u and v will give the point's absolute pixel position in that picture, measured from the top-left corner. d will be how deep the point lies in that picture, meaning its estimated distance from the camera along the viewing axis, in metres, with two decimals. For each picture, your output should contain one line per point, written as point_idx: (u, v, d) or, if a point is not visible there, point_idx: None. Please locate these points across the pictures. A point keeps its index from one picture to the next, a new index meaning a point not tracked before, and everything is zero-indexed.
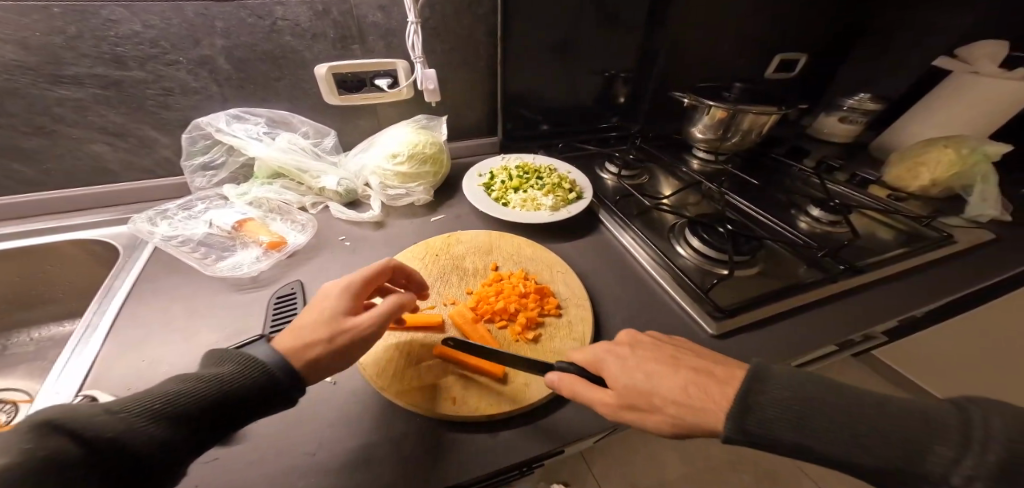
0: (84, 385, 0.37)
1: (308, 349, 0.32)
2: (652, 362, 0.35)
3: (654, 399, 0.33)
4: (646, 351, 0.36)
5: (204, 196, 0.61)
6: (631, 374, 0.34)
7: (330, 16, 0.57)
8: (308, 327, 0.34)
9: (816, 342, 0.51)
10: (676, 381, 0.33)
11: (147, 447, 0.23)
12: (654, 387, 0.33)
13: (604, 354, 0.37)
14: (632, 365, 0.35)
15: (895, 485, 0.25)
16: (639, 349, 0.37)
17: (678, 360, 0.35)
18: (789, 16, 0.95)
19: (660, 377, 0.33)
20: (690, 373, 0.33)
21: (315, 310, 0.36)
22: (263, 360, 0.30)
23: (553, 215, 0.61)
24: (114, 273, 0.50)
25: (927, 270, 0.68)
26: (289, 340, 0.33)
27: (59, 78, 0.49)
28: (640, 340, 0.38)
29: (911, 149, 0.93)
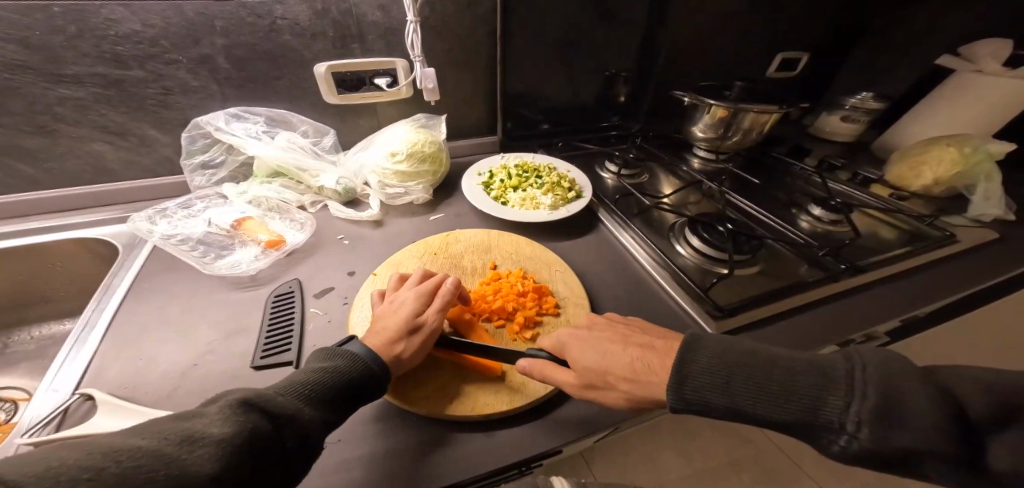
0: (82, 383, 0.37)
1: (393, 347, 0.37)
2: (607, 342, 0.38)
3: (609, 373, 0.36)
4: (602, 331, 0.40)
5: (203, 195, 0.61)
6: (588, 353, 0.37)
7: (329, 16, 0.57)
8: (389, 329, 0.38)
9: (817, 342, 0.51)
10: (629, 356, 0.36)
11: (280, 429, 0.26)
12: (609, 362, 0.36)
13: (565, 337, 0.40)
14: (588, 345, 0.38)
15: (841, 450, 0.27)
16: (594, 329, 0.40)
17: (628, 338, 0.39)
18: (790, 14, 0.94)
19: (616, 353, 0.36)
20: (638, 349, 0.37)
21: (391, 313, 0.40)
22: (360, 356, 0.34)
23: (553, 214, 0.61)
24: (114, 272, 0.50)
25: (929, 270, 0.68)
26: (376, 341, 0.37)
27: (59, 77, 0.49)
28: (596, 320, 0.42)
29: (913, 148, 0.92)
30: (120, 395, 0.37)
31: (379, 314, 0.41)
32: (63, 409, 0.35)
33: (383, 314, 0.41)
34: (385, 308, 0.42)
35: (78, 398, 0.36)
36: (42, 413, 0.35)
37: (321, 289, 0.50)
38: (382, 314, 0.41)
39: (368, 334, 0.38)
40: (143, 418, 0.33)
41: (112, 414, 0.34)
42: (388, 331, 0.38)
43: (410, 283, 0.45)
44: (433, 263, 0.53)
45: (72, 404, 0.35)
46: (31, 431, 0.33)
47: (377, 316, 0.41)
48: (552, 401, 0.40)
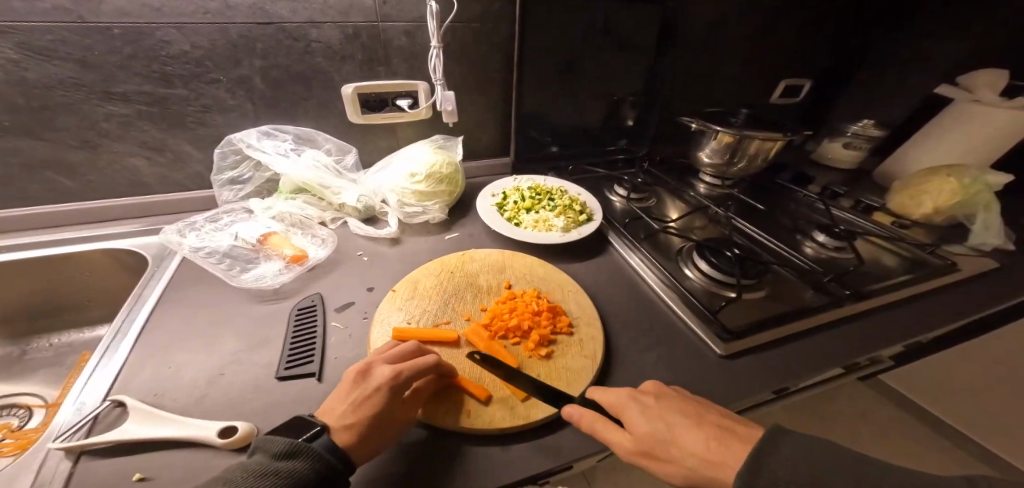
0: (111, 390, 0.39)
1: (366, 444, 0.33)
2: (675, 414, 0.34)
3: (671, 444, 0.33)
4: (670, 401, 0.36)
5: (230, 209, 0.63)
6: (650, 420, 0.34)
7: (359, 40, 0.60)
8: (365, 422, 0.33)
9: (823, 365, 0.52)
10: (692, 440, 0.32)
11: None
12: (670, 438, 0.33)
13: (625, 402, 0.37)
14: (653, 413, 0.35)
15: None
16: (665, 398, 0.37)
17: (700, 416, 0.35)
18: (793, 45, 0.99)
19: (676, 435, 0.33)
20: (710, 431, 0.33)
21: (369, 399, 0.35)
22: (321, 454, 0.30)
23: (564, 236, 0.63)
24: (144, 281, 0.52)
25: (932, 296, 0.69)
26: (348, 439, 0.32)
27: (109, 94, 0.52)
28: (663, 391, 0.38)
29: (912, 177, 0.95)
30: (148, 402, 0.38)
31: (351, 393, 0.36)
32: (94, 415, 0.36)
33: (358, 399, 0.35)
34: (361, 388, 0.36)
35: (109, 404, 0.37)
36: (74, 418, 0.36)
37: (341, 304, 0.51)
38: (356, 397, 0.35)
39: (336, 425, 0.33)
40: (172, 425, 0.35)
41: (141, 421, 0.35)
42: (363, 425, 0.33)
43: (394, 355, 0.39)
44: (450, 282, 0.55)
45: (101, 411, 0.37)
46: (63, 436, 0.34)
47: (357, 398, 0.35)
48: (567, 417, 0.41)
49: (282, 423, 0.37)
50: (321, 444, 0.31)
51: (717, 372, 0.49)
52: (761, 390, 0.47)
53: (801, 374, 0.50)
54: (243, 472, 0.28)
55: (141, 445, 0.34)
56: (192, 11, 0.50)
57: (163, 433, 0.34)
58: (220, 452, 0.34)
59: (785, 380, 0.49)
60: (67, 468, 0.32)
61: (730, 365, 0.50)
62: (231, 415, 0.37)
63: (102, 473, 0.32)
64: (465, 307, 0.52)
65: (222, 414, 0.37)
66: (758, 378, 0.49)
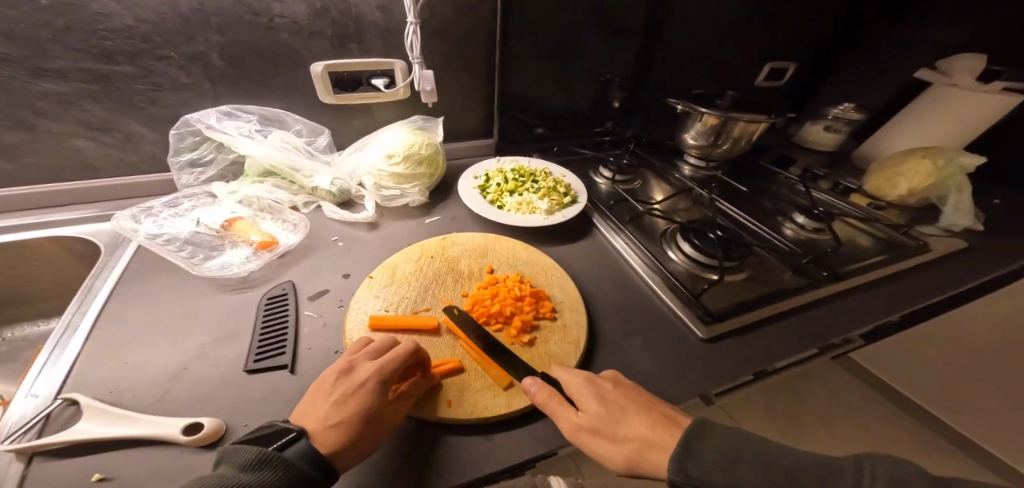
0: (63, 388, 0.36)
1: (352, 443, 0.31)
2: (628, 401, 0.36)
3: (620, 429, 0.34)
4: (624, 390, 0.37)
5: (190, 193, 0.59)
6: (606, 405, 0.35)
7: (328, 15, 0.55)
8: (352, 421, 0.32)
9: (800, 347, 0.53)
10: (641, 426, 0.34)
11: None
12: (620, 421, 0.34)
13: (583, 383, 0.37)
14: (610, 398, 0.36)
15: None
16: (620, 386, 0.37)
17: (646, 402, 0.36)
18: (781, 26, 0.97)
19: (629, 419, 0.34)
20: (657, 416, 0.35)
21: (354, 397, 0.33)
22: (296, 459, 0.28)
23: (548, 219, 0.61)
24: (97, 271, 0.48)
25: (904, 276, 0.72)
26: (333, 442, 0.30)
27: (42, 71, 0.47)
28: (621, 378, 0.39)
29: (889, 160, 0.97)
30: (105, 400, 0.35)
31: (333, 392, 0.34)
32: (45, 415, 0.33)
33: (342, 399, 0.33)
34: (344, 387, 0.34)
35: (61, 403, 0.34)
36: (21, 419, 0.33)
37: (315, 292, 0.49)
38: (340, 396, 0.33)
39: (319, 428, 0.31)
40: (131, 425, 0.32)
41: (98, 420, 0.33)
42: (348, 423, 0.31)
43: (376, 350, 0.38)
44: (429, 267, 0.53)
45: (54, 410, 0.34)
46: (10, 437, 0.31)
47: (337, 397, 0.33)
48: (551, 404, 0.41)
49: (254, 419, 0.35)
50: (293, 452, 0.29)
51: (699, 356, 0.49)
52: (742, 373, 0.47)
53: (778, 355, 0.51)
54: (204, 485, 0.25)
55: (101, 444, 0.32)
56: None
57: (122, 433, 0.32)
58: (186, 450, 0.32)
59: (765, 361, 0.50)
60: (18, 471, 0.30)
61: (711, 347, 0.50)
62: (196, 413, 0.35)
63: (56, 476, 0.30)
64: (445, 293, 0.50)
65: (187, 412, 0.35)
66: (739, 360, 0.49)
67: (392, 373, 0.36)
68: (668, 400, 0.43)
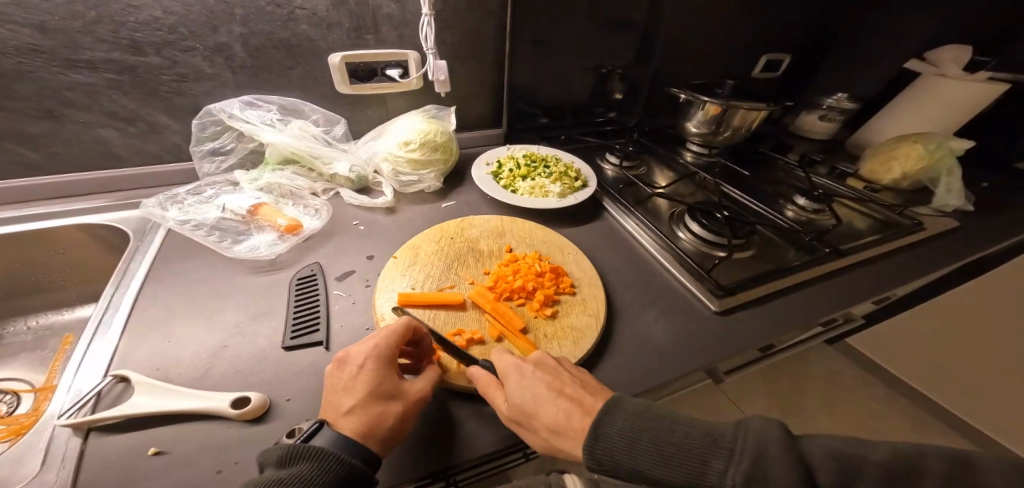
0: (111, 367, 0.37)
1: (378, 423, 0.31)
2: (543, 386, 0.34)
3: (531, 418, 0.33)
4: (545, 373, 0.36)
5: (212, 182, 0.60)
6: (521, 390, 0.34)
7: (346, 6, 0.57)
8: (364, 401, 0.32)
9: (805, 319, 0.56)
10: (550, 413, 0.32)
11: None
12: (532, 412, 0.33)
13: (508, 368, 0.36)
14: (526, 383, 0.35)
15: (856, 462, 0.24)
16: (540, 369, 0.36)
17: (561, 385, 0.34)
18: (778, 17, 0.99)
19: (538, 409, 0.33)
20: (568, 401, 0.33)
21: (360, 381, 0.33)
22: (323, 449, 0.29)
23: (562, 201, 0.63)
24: (129, 256, 0.49)
25: (899, 253, 0.75)
26: (354, 425, 0.31)
27: (73, 62, 0.48)
28: (544, 360, 0.37)
29: (883, 145, 1.00)
30: (153, 377, 0.36)
31: (338, 383, 0.34)
32: (96, 392, 0.34)
33: (348, 386, 0.33)
34: (348, 375, 0.34)
35: (110, 380, 0.35)
36: (75, 395, 0.34)
37: (342, 273, 0.50)
38: (346, 384, 0.34)
39: (339, 417, 0.32)
40: (179, 399, 0.34)
41: (150, 394, 0.34)
42: (365, 405, 0.32)
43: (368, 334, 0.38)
44: (450, 247, 0.55)
45: (104, 387, 0.35)
46: (67, 413, 0.33)
47: (345, 386, 0.34)
48: None
49: (296, 392, 0.37)
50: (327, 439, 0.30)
51: (713, 327, 0.51)
52: (753, 342, 0.50)
53: (786, 326, 0.53)
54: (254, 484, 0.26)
55: (152, 418, 0.33)
56: None
57: (174, 407, 0.33)
58: (234, 423, 0.33)
59: (776, 331, 0.52)
60: (77, 445, 0.31)
61: (723, 319, 0.53)
62: (242, 386, 0.36)
63: (114, 448, 0.31)
64: (468, 271, 0.52)
65: (233, 384, 0.37)
66: (750, 330, 0.52)
67: (391, 348, 0.36)
68: (685, 368, 0.45)
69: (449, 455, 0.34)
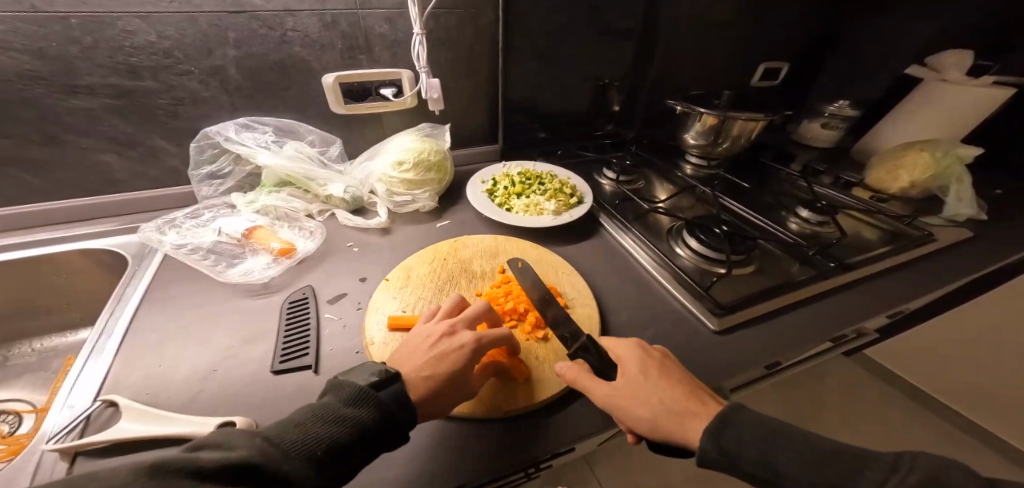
0: (101, 391, 0.37)
1: (435, 400, 0.34)
2: (656, 382, 0.37)
3: (639, 404, 0.35)
4: (654, 369, 0.38)
5: (210, 205, 0.61)
6: (633, 382, 0.37)
7: (338, 27, 0.58)
8: (430, 380, 0.34)
9: (810, 338, 0.53)
10: (658, 406, 0.35)
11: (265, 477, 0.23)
12: (637, 400, 0.35)
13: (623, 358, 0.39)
14: (640, 376, 0.37)
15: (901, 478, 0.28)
16: (647, 365, 0.38)
17: (671, 384, 0.37)
18: (775, 25, 0.99)
19: (647, 399, 0.35)
20: (672, 400, 0.35)
21: (450, 357, 0.36)
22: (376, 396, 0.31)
23: (557, 219, 0.63)
24: (126, 281, 0.50)
25: (910, 266, 0.72)
26: (423, 394, 0.33)
27: (72, 88, 0.50)
28: (650, 357, 0.39)
29: (889, 153, 0.98)
30: (142, 401, 0.36)
31: (413, 351, 0.37)
32: (85, 416, 0.34)
33: (437, 355, 0.36)
34: (427, 348, 0.37)
35: (100, 404, 0.35)
36: (65, 419, 0.34)
37: (334, 295, 0.50)
38: (435, 354, 0.36)
39: (414, 377, 0.34)
40: (164, 422, 0.33)
41: (137, 418, 0.34)
42: (439, 380, 0.34)
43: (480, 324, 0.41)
44: (443, 269, 0.54)
45: (93, 411, 0.35)
46: (55, 438, 0.33)
47: (432, 354, 0.36)
48: (569, 397, 0.41)
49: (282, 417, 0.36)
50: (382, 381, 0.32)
51: (712, 347, 0.50)
52: (755, 363, 0.48)
53: (789, 345, 0.52)
54: (303, 409, 0.29)
55: (138, 444, 0.33)
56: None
57: (161, 431, 0.33)
58: None
59: (780, 350, 0.50)
60: (63, 470, 0.31)
61: (723, 339, 0.51)
62: (228, 411, 0.36)
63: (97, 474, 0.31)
64: (460, 293, 0.51)
65: (219, 409, 0.36)
66: (752, 350, 0.50)
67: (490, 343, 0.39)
68: None
69: (442, 479, 0.32)
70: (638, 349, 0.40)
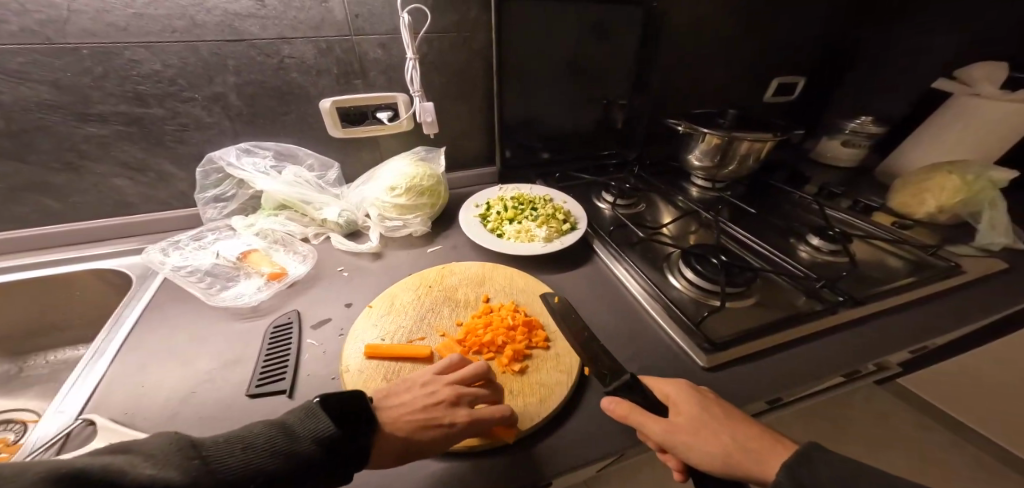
0: (85, 409, 0.38)
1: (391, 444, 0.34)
2: (717, 423, 0.36)
3: (706, 442, 0.35)
4: (709, 409, 0.37)
5: (213, 227, 0.64)
6: (694, 423, 0.36)
7: (333, 54, 0.60)
8: (403, 446, 0.34)
9: (814, 378, 0.50)
10: (727, 444, 0.34)
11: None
12: (706, 438, 0.35)
13: (677, 396, 0.39)
14: (700, 417, 0.36)
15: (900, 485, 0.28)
16: (703, 405, 0.38)
17: (732, 424, 0.36)
18: (783, 41, 0.96)
19: (715, 438, 0.35)
20: (740, 439, 0.35)
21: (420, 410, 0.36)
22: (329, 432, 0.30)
23: (546, 246, 0.62)
24: (126, 301, 0.53)
25: (934, 300, 0.67)
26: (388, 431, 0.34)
27: (86, 115, 0.53)
28: (703, 397, 0.39)
29: (914, 175, 0.92)
30: (120, 422, 0.37)
31: (408, 403, 0.37)
32: (66, 433, 0.35)
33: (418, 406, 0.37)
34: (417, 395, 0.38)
35: (81, 423, 0.36)
36: (46, 436, 0.35)
37: (318, 321, 0.51)
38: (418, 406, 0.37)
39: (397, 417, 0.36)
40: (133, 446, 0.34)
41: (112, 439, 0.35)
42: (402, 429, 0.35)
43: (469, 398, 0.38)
44: (427, 296, 0.55)
45: (74, 429, 0.36)
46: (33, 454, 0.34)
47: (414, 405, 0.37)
48: (541, 436, 0.39)
49: None
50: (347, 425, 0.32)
51: (698, 385, 0.47)
52: (744, 406, 0.45)
53: (788, 386, 0.48)
54: (261, 426, 0.29)
55: None
56: (159, 30, 0.51)
57: None
58: None
59: (773, 391, 0.47)
60: None
61: (712, 377, 0.48)
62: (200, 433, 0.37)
63: None
64: (441, 322, 0.51)
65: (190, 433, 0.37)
66: (742, 392, 0.46)
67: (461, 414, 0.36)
68: None
69: None
70: (688, 388, 0.39)
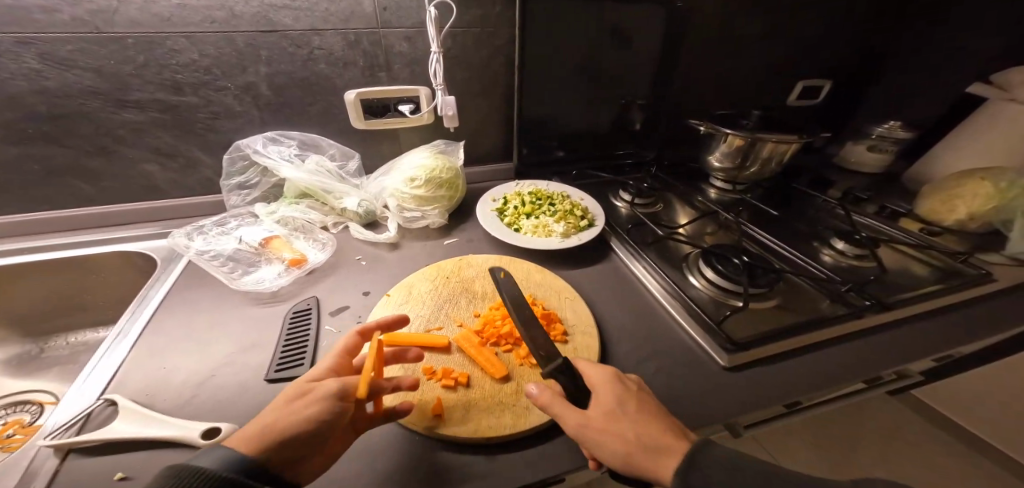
0: (106, 390, 0.39)
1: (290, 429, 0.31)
2: (631, 414, 0.34)
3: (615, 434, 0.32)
4: (626, 400, 0.35)
5: (237, 214, 0.65)
6: (607, 415, 0.34)
7: (360, 46, 0.61)
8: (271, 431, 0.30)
9: (840, 381, 0.48)
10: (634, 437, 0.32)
11: None
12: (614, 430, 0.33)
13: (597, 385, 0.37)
14: (614, 410, 0.34)
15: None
16: (623, 397, 0.35)
17: (647, 418, 0.34)
18: (811, 42, 0.94)
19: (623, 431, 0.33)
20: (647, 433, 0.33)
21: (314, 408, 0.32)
22: None
23: (564, 241, 0.62)
24: (150, 284, 0.54)
25: (965, 309, 0.64)
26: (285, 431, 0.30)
27: (124, 102, 0.55)
28: (624, 388, 0.37)
29: (944, 182, 0.89)
30: (140, 402, 0.38)
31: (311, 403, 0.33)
32: (86, 413, 0.36)
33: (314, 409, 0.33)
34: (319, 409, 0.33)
35: (102, 403, 0.37)
36: (67, 416, 0.36)
37: (337, 308, 0.51)
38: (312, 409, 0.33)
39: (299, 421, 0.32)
40: (149, 428, 0.34)
41: (132, 420, 0.35)
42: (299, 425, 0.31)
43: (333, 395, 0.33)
44: (445, 287, 0.55)
45: (95, 409, 0.37)
46: (54, 433, 0.34)
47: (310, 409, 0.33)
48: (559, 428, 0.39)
49: None
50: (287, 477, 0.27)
51: (719, 384, 0.46)
52: (766, 408, 0.44)
53: (813, 389, 0.47)
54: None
55: (125, 445, 0.34)
56: (199, 20, 0.52)
57: (145, 434, 0.34)
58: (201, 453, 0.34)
59: (797, 393, 0.46)
60: (53, 465, 0.32)
61: (734, 377, 0.47)
62: (217, 417, 0.37)
63: (88, 469, 0.32)
64: (459, 313, 0.51)
65: (208, 415, 0.37)
66: (765, 393, 0.45)
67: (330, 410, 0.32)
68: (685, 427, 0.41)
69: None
70: (610, 376, 0.37)
